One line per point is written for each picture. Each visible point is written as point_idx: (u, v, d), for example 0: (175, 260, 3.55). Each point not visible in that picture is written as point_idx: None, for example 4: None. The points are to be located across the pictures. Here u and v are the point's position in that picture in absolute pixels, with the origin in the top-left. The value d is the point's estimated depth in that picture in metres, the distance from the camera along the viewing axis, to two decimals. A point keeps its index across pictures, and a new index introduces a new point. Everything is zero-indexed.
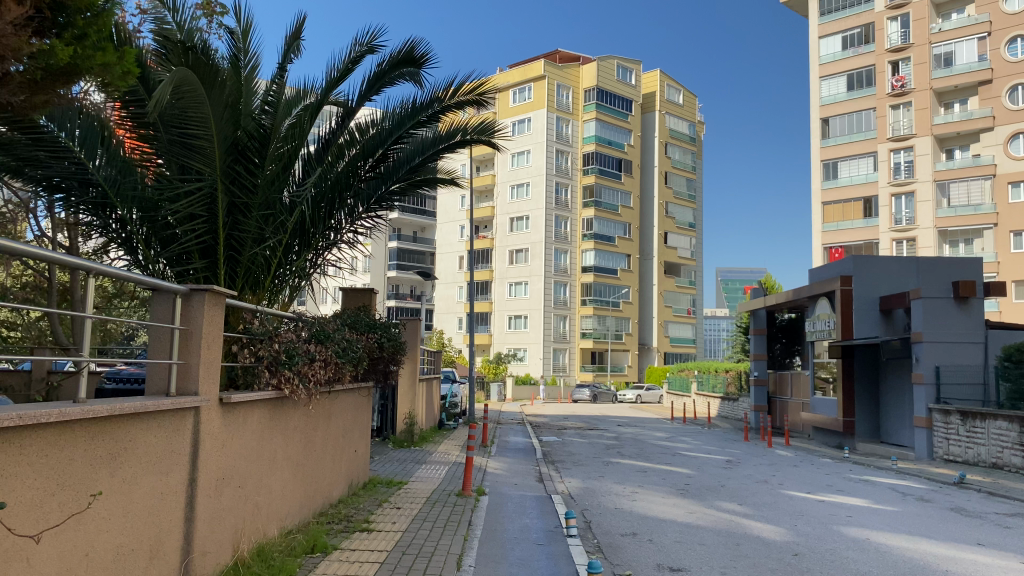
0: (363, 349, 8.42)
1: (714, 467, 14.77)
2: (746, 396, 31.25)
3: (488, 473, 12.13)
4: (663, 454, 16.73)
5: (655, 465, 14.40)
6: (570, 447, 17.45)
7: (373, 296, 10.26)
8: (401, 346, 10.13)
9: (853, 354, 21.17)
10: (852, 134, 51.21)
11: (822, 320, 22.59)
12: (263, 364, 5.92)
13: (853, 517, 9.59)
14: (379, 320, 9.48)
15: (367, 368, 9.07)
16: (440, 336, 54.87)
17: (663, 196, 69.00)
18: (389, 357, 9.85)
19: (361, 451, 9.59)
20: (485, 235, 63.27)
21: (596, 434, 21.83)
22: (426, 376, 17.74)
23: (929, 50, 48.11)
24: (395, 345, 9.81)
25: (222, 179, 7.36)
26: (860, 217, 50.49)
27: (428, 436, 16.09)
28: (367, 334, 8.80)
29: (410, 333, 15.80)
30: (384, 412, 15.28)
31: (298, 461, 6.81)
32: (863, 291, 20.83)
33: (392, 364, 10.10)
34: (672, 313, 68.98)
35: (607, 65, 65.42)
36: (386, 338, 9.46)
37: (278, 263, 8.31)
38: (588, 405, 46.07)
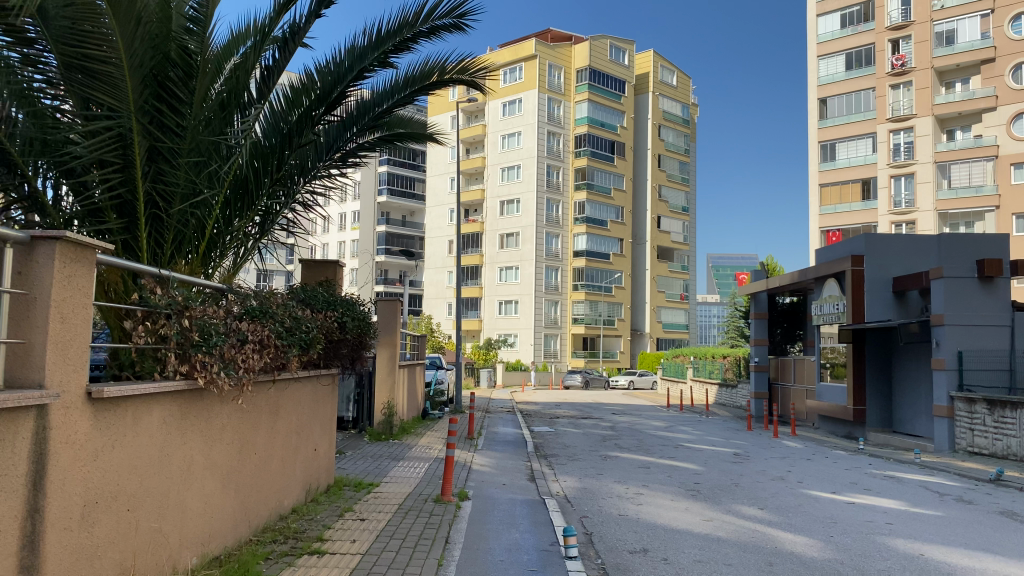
0: (319, 329, 7.05)
1: (722, 461, 13.46)
2: (745, 382, 30.06)
3: (473, 472, 10.75)
4: (664, 447, 15.39)
5: (657, 460, 13.06)
6: (564, 439, 16.07)
7: (338, 269, 8.80)
8: (370, 327, 8.75)
9: (864, 338, 19.88)
10: (850, 114, 49.81)
11: (830, 303, 21.35)
12: (167, 346, 4.48)
13: (894, 525, 8.29)
14: (342, 296, 8.08)
15: (325, 352, 7.68)
16: (429, 321, 53.50)
17: (656, 178, 67.59)
18: (355, 340, 8.47)
19: (324, 449, 8.24)
20: (475, 219, 61.78)
21: (590, 425, 20.45)
22: (407, 362, 16.27)
23: (930, 28, 46.72)
24: (361, 325, 8.41)
25: (139, 118, 5.90)
26: (858, 199, 49.24)
27: (410, 427, 14.73)
28: (325, 312, 7.41)
29: (388, 316, 14.37)
30: (360, 403, 13.99)
31: (230, 466, 5.48)
32: (874, 272, 19.59)
33: (359, 349, 8.73)
34: (666, 299, 67.79)
35: (600, 45, 63.73)
36: (350, 319, 8.09)
37: (215, 226, 6.88)
38: (579, 392, 44.81)
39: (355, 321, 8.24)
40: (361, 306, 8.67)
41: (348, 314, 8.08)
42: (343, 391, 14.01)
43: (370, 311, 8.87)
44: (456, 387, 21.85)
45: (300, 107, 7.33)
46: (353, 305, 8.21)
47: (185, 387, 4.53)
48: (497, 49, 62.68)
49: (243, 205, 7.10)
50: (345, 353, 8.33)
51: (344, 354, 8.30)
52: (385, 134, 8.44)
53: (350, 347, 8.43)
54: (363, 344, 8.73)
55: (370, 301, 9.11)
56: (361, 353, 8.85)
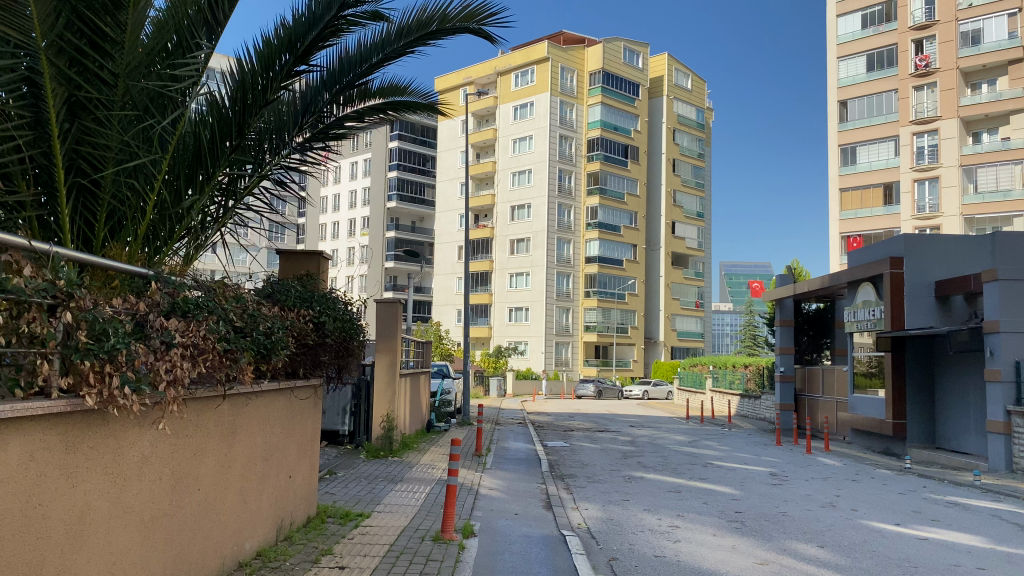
0: (289, 332, 5.68)
1: (758, 483, 12.01)
2: (768, 393, 28.61)
3: (482, 498, 9.37)
4: (691, 466, 13.94)
5: (687, 482, 11.66)
6: (581, 457, 14.65)
7: (321, 260, 7.42)
8: (355, 327, 7.35)
9: (905, 345, 18.41)
10: (871, 117, 48.29)
11: (865, 308, 19.99)
12: (35, 349, 3.08)
13: (985, 571, 6.88)
14: (320, 292, 6.70)
15: (296, 357, 6.30)
16: (437, 327, 52.24)
17: (670, 184, 66.18)
18: (340, 346, 7.16)
19: (303, 475, 6.92)
20: (485, 224, 60.49)
21: (607, 439, 19.04)
22: (410, 371, 14.85)
23: (955, 27, 45.25)
24: (344, 324, 7.02)
25: (53, 59, 4.54)
26: (880, 204, 47.66)
27: (412, 442, 13.39)
28: (296, 310, 6.05)
29: (387, 319, 12.92)
30: (358, 414, 12.68)
31: (160, 507, 4.16)
32: (915, 275, 18.23)
33: (348, 358, 7.41)
34: (680, 306, 66.24)
35: (614, 47, 62.37)
36: (334, 321, 6.76)
37: (161, 205, 5.52)
38: (592, 402, 43.31)
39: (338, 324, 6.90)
40: (348, 305, 7.36)
41: (331, 314, 6.75)
42: (339, 402, 12.68)
43: (361, 312, 7.56)
44: (463, 397, 20.51)
45: (272, 61, 5.84)
46: (335, 303, 6.88)
47: (66, 407, 3.23)
48: (509, 52, 61.62)
49: (200, 178, 5.78)
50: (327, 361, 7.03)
51: (326, 362, 6.96)
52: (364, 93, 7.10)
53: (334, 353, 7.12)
54: (354, 348, 7.42)
55: (361, 300, 7.80)
56: (350, 361, 7.53)
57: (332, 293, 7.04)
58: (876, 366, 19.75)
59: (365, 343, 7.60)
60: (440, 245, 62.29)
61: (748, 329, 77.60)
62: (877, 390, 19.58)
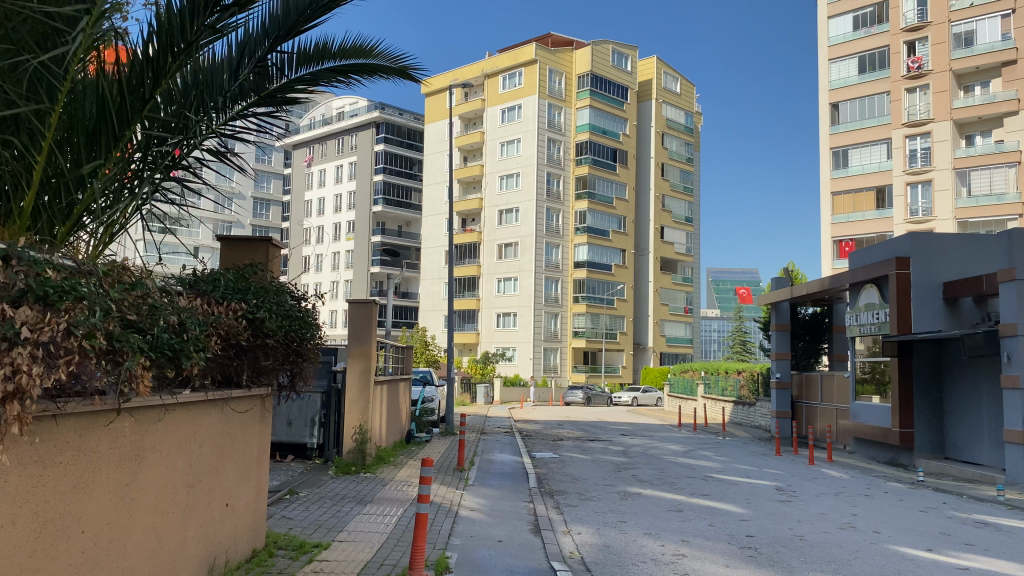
0: (212, 334, 4.54)
1: (765, 500, 10.97)
2: (763, 400, 27.66)
3: (461, 521, 8.31)
4: (690, 480, 12.88)
5: (688, 500, 10.62)
6: (571, 470, 13.56)
7: (268, 248, 6.31)
8: (307, 327, 6.22)
9: (911, 350, 17.49)
10: (863, 119, 47.68)
11: (869, 311, 19.09)
12: None
13: None
14: (261, 288, 5.55)
15: (226, 362, 5.18)
16: (423, 333, 51.12)
17: (659, 188, 65.39)
18: (289, 349, 6.07)
19: (242, 501, 5.82)
20: (472, 228, 59.49)
21: (599, 449, 17.99)
22: (387, 377, 13.69)
23: (948, 28, 44.43)
24: (290, 324, 5.88)
25: None
26: (872, 208, 47.12)
27: (388, 456, 12.29)
28: (226, 306, 4.93)
29: (360, 321, 11.76)
30: (328, 426, 11.54)
31: (18, 560, 3.09)
32: (922, 275, 17.36)
33: (300, 363, 6.33)
34: (668, 312, 65.42)
35: (602, 50, 61.48)
36: (282, 320, 5.69)
37: (56, 175, 4.43)
38: (581, 410, 42.26)
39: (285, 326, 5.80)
40: (300, 300, 6.29)
41: (279, 313, 5.67)
42: (307, 412, 11.55)
43: (317, 309, 6.49)
44: (448, 405, 19.41)
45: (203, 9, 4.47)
46: (283, 299, 5.80)
47: None
48: (497, 54, 60.73)
49: (107, 143, 4.61)
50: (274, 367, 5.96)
51: (271, 367, 5.87)
52: (309, 47, 5.98)
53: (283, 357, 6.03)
54: (307, 352, 6.33)
55: (318, 295, 6.73)
56: (304, 366, 6.44)
57: (280, 288, 5.96)
58: (882, 371, 18.78)
59: (321, 346, 6.52)
60: (427, 249, 61.10)
61: (737, 335, 76.93)
62: (883, 397, 18.60)
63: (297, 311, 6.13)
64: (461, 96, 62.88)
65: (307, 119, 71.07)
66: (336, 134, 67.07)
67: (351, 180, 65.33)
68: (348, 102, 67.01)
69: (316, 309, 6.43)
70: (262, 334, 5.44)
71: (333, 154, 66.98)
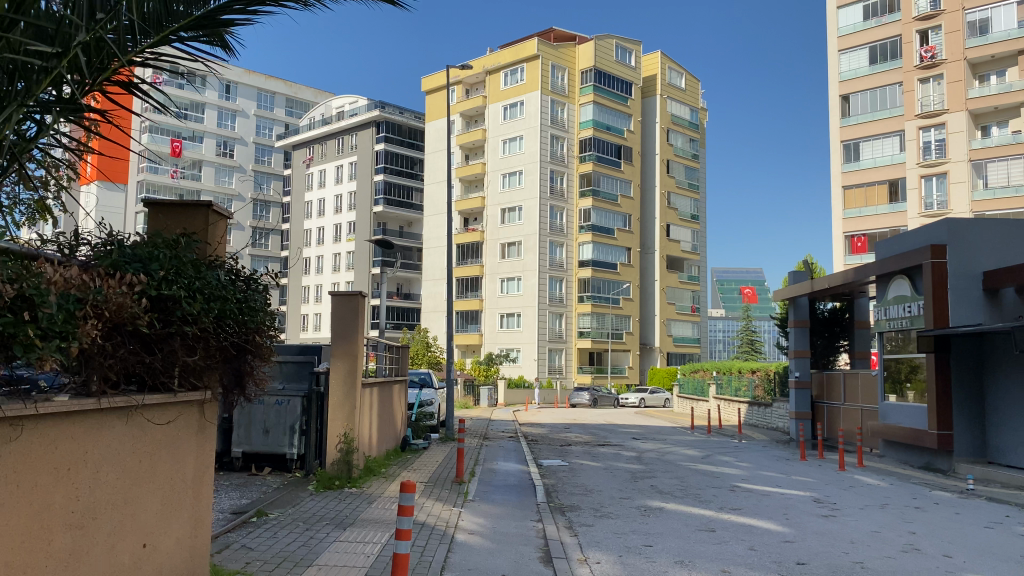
0: (80, 317, 3.31)
1: (805, 515, 9.67)
2: (781, 401, 26.32)
3: (458, 550, 6.98)
4: (716, 491, 11.56)
5: (719, 516, 9.30)
6: (583, 480, 12.25)
7: (208, 211, 5.02)
8: (253, 306, 4.93)
9: (949, 346, 16.12)
10: (875, 111, 46.25)
11: (901, 304, 17.76)
12: None
13: None
14: (185, 259, 4.27)
15: (132, 352, 3.93)
16: (424, 335, 49.92)
17: (665, 185, 64.04)
18: (232, 342, 4.81)
19: (173, 537, 4.54)
20: (475, 228, 58.30)
21: (611, 455, 16.66)
22: (377, 379, 12.32)
23: (962, 16, 42.91)
24: (230, 303, 4.60)
25: None
26: (885, 202, 45.76)
27: (377, 467, 11.01)
28: (118, 279, 3.70)
29: (346, 314, 10.34)
30: (309, 434, 10.25)
31: None
32: (959, 264, 16.05)
33: (244, 358, 5.06)
34: (675, 311, 64.04)
35: (605, 44, 60.05)
36: (217, 305, 4.42)
37: None
38: (588, 412, 40.94)
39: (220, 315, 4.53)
40: (245, 280, 5.01)
41: (210, 295, 4.41)
42: (285, 419, 10.24)
43: (273, 290, 5.22)
44: (448, 408, 18.13)
45: None
46: (217, 277, 4.52)
47: None
48: (498, 50, 59.42)
49: None
50: (209, 363, 4.70)
51: (202, 363, 4.61)
52: None
53: (221, 349, 4.76)
54: (258, 344, 5.07)
55: (275, 276, 5.48)
56: (255, 361, 5.18)
57: (216, 263, 4.70)
58: (914, 370, 17.46)
59: (277, 339, 5.25)
60: (428, 250, 59.90)
61: (745, 334, 75.65)
62: (918, 395, 17.23)
63: (242, 292, 4.87)
64: (462, 93, 61.60)
65: (306, 119, 69.81)
66: (335, 133, 65.74)
67: (351, 180, 63.99)
68: (348, 101, 65.80)
69: (271, 290, 5.18)
70: (185, 322, 4.19)
71: (333, 154, 65.70)
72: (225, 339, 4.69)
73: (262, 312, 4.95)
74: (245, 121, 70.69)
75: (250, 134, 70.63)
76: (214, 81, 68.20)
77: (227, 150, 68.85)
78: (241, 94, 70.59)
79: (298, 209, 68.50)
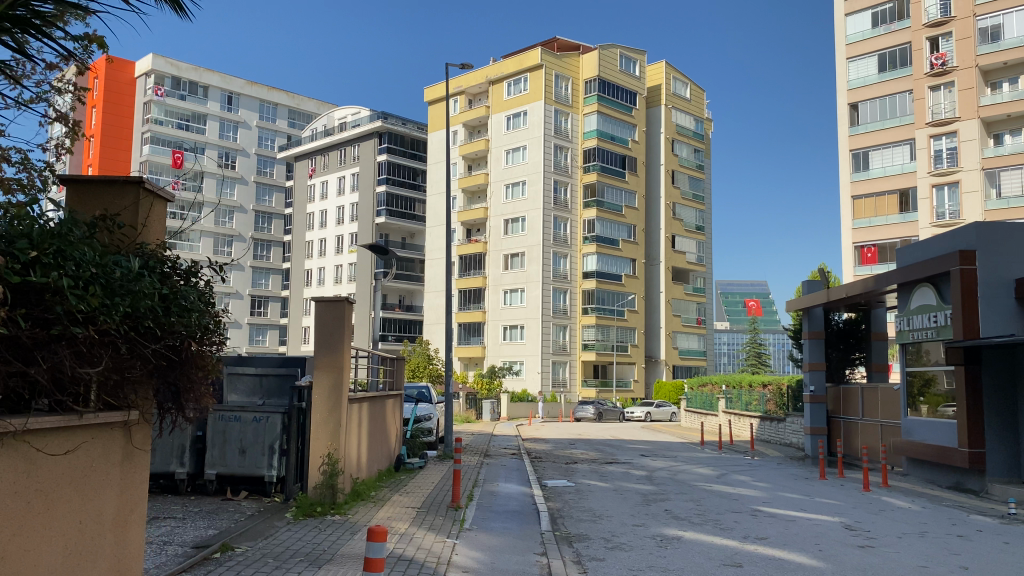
0: None
1: (840, 546, 8.66)
2: (795, 416, 25.30)
3: None
4: (736, 517, 10.58)
5: (744, 547, 8.31)
6: (591, 504, 11.27)
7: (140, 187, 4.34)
8: (186, 302, 4.22)
9: (981, 359, 15.14)
10: (885, 119, 45.42)
11: (926, 314, 16.82)
12: None
13: None
14: (84, 247, 3.55)
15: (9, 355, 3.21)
16: (426, 347, 48.96)
17: (670, 196, 63.12)
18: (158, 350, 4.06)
19: None
20: (477, 239, 57.44)
21: (620, 474, 15.68)
22: (367, 393, 11.35)
23: (973, 23, 41.85)
24: (151, 300, 3.90)
25: None
26: (895, 212, 44.84)
27: (365, 490, 10.06)
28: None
29: (327, 318, 9.42)
30: (289, 455, 9.34)
31: None
32: (990, 272, 15.12)
33: (179, 370, 4.31)
34: (681, 323, 62.98)
35: (609, 54, 59.27)
36: (125, 301, 3.69)
37: None
38: (593, 426, 39.93)
39: (132, 317, 3.79)
40: (179, 273, 4.30)
41: (115, 289, 3.68)
42: (263, 438, 9.35)
43: (215, 289, 4.54)
44: (447, 423, 17.21)
45: None
46: (127, 267, 3.79)
47: None
48: (501, 60, 58.65)
49: None
50: (125, 375, 3.96)
51: (115, 374, 3.87)
52: None
53: (142, 357, 4.02)
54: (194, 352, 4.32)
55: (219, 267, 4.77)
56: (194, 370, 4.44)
57: (135, 252, 3.97)
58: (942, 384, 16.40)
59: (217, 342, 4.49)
60: (430, 261, 59.05)
61: (751, 346, 74.63)
62: (946, 410, 16.15)
63: (170, 287, 4.12)
64: (465, 104, 60.83)
65: (308, 130, 69.07)
66: (337, 144, 65.02)
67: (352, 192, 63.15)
68: (350, 112, 64.99)
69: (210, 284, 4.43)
70: (75, 322, 3.44)
71: (335, 165, 64.95)
72: (142, 347, 3.93)
73: (195, 313, 4.17)
74: (247, 133, 69.92)
75: (252, 145, 69.93)
76: (215, 92, 67.50)
77: (229, 161, 68.07)
78: (243, 105, 69.79)
79: (300, 220, 67.76)
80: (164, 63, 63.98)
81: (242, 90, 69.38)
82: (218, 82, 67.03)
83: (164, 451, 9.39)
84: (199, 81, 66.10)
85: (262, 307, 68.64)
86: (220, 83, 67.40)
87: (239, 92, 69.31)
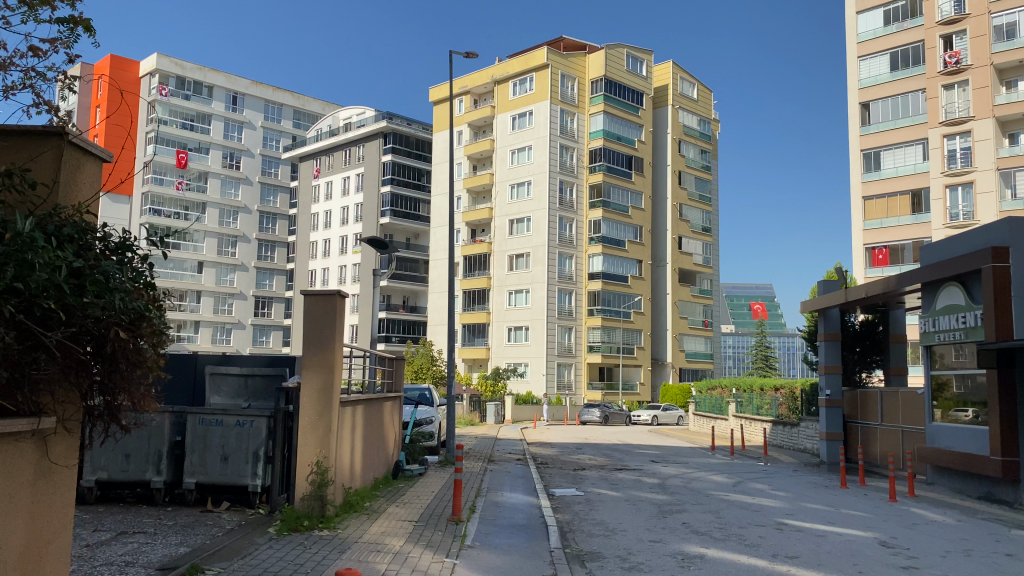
0: None
1: (880, 567, 7.84)
2: (809, 421, 24.47)
3: None
4: (760, 532, 9.76)
5: (774, 569, 7.53)
6: (602, 517, 10.45)
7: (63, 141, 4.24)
8: (109, 281, 3.85)
9: (1014, 362, 14.32)
10: (896, 119, 44.55)
11: (954, 315, 15.99)
12: None
13: None
14: None
15: None
16: (429, 348, 48.24)
17: (676, 197, 62.25)
18: (62, 346, 3.77)
19: None
20: (482, 239, 56.70)
21: (632, 483, 14.87)
22: (362, 393, 10.53)
23: (987, 20, 40.83)
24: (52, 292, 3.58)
25: None
26: (908, 212, 43.90)
27: (359, 501, 9.28)
28: None
29: (316, 310, 8.65)
30: (273, 463, 8.57)
31: None
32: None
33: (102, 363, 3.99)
34: (687, 326, 62.08)
35: (616, 53, 58.37)
36: (10, 267, 3.36)
37: None
38: (599, 430, 39.10)
39: (22, 298, 3.47)
40: (104, 251, 3.99)
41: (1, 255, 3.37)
42: (247, 444, 8.59)
43: (150, 269, 4.18)
44: (448, 426, 16.48)
45: None
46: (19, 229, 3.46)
47: None
48: (507, 60, 57.83)
49: None
50: (30, 369, 3.71)
51: (15, 369, 3.66)
52: None
53: (45, 350, 3.72)
54: (125, 346, 3.96)
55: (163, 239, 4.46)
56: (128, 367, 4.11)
57: (41, 227, 3.72)
58: (956, 389, 16.16)
59: (153, 336, 4.09)
60: (433, 262, 58.31)
61: (759, 350, 73.61)
62: (961, 414, 15.89)
63: (84, 263, 3.79)
64: (470, 103, 60.05)
65: (311, 130, 68.33)
66: (341, 145, 64.34)
67: (356, 192, 62.40)
68: (354, 111, 64.22)
69: (142, 268, 4.04)
70: None
71: (339, 165, 64.32)
72: (44, 336, 3.64)
73: (116, 298, 3.81)
74: (252, 133, 69.05)
75: (257, 145, 69.09)
76: (220, 92, 66.84)
77: (233, 161, 67.39)
78: (248, 106, 68.99)
79: (304, 220, 67.02)
80: (169, 63, 63.49)
81: (247, 90, 68.59)
82: (222, 82, 66.34)
83: (139, 457, 8.61)
84: (204, 81, 65.51)
85: (265, 308, 67.95)
86: (225, 82, 66.77)
87: (245, 92, 68.51)
